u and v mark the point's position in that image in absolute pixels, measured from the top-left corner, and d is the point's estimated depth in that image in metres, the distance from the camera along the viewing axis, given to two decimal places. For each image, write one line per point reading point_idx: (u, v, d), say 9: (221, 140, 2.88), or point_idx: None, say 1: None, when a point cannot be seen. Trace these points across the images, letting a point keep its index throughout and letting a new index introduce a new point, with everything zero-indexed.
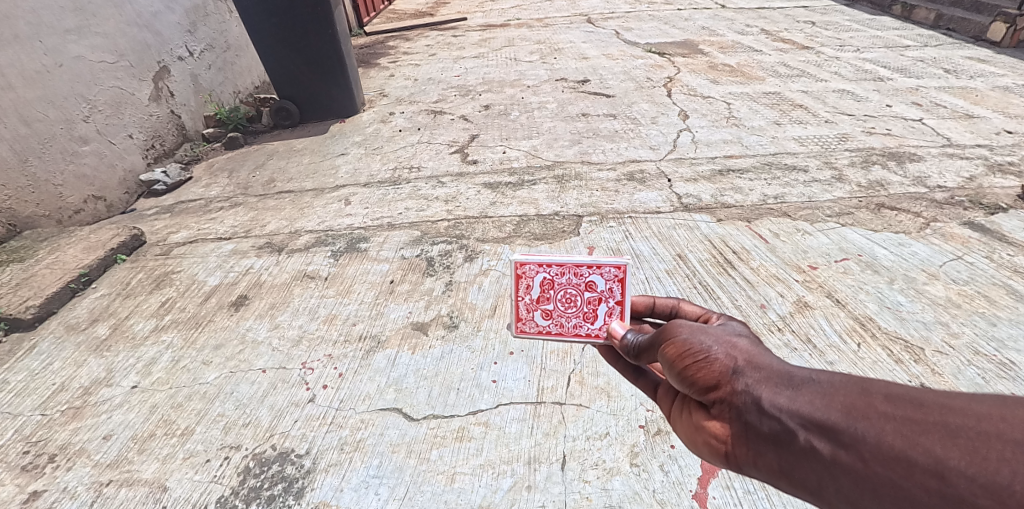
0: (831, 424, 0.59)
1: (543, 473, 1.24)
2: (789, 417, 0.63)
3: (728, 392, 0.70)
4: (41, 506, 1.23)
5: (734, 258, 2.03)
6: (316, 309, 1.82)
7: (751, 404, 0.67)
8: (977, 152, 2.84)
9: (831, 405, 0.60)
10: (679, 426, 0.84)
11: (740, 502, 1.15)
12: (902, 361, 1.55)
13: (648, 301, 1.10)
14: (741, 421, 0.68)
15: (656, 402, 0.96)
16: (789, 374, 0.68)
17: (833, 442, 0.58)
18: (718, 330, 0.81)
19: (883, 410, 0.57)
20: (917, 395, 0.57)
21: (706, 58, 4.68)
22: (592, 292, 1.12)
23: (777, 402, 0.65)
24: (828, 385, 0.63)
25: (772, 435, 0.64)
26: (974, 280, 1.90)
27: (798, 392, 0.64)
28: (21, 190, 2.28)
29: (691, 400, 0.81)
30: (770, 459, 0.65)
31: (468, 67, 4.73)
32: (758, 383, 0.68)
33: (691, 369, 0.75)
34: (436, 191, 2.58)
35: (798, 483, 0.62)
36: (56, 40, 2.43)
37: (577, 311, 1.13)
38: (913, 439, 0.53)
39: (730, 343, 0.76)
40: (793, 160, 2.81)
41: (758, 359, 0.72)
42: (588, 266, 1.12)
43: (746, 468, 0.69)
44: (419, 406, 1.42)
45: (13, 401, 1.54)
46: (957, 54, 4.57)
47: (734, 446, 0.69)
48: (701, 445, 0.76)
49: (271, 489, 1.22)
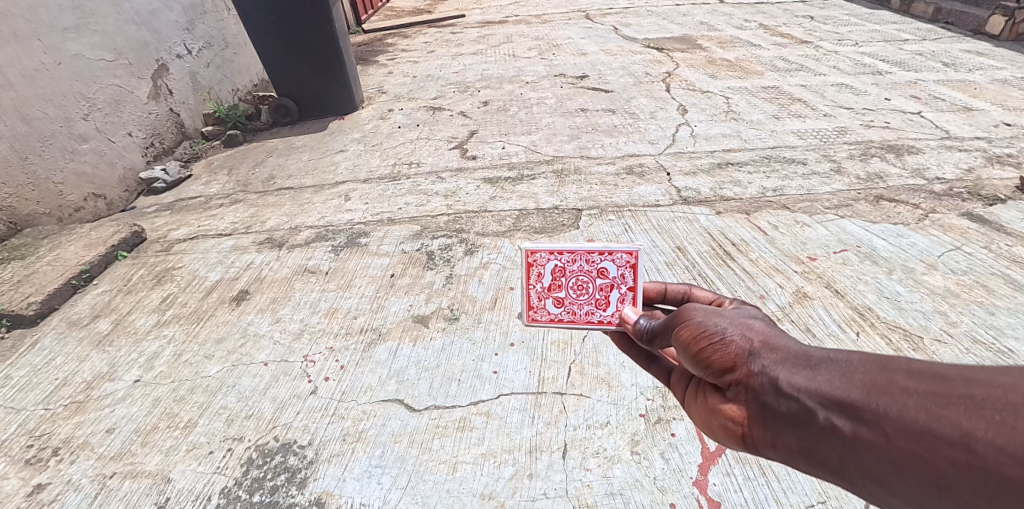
0: (852, 402, 0.60)
1: (544, 462, 1.25)
2: (808, 397, 0.64)
3: (745, 374, 0.72)
4: (45, 499, 1.23)
5: (733, 250, 2.03)
6: (317, 303, 1.82)
7: (768, 385, 0.68)
8: (976, 144, 2.84)
9: (851, 384, 0.61)
10: (693, 411, 0.85)
11: (741, 489, 1.16)
12: (900, 350, 1.56)
13: (660, 288, 1.11)
14: (758, 403, 0.69)
15: (669, 388, 0.97)
16: (807, 355, 0.69)
17: (854, 419, 0.58)
18: (734, 313, 0.82)
19: (904, 386, 0.57)
20: (939, 370, 0.57)
21: (705, 53, 4.68)
22: (603, 279, 1.13)
23: (795, 382, 0.66)
24: (848, 364, 0.64)
25: (791, 415, 0.65)
26: (973, 270, 1.90)
27: (816, 372, 0.65)
28: (21, 188, 2.29)
29: (705, 384, 0.82)
30: (789, 439, 0.65)
31: (467, 64, 4.73)
32: (774, 365, 0.69)
33: (706, 352, 0.76)
34: (436, 187, 2.59)
35: (819, 462, 0.63)
36: (55, 38, 2.44)
37: (588, 298, 1.15)
38: (937, 412, 0.53)
39: (746, 326, 0.77)
40: (792, 153, 2.82)
41: (773, 341, 0.73)
42: (600, 254, 1.14)
43: (763, 450, 0.70)
44: (420, 397, 1.43)
45: (16, 396, 1.55)
46: (956, 47, 4.57)
47: (751, 428, 0.71)
48: (717, 429, 0.78)
49: (274, 479, 1.23)
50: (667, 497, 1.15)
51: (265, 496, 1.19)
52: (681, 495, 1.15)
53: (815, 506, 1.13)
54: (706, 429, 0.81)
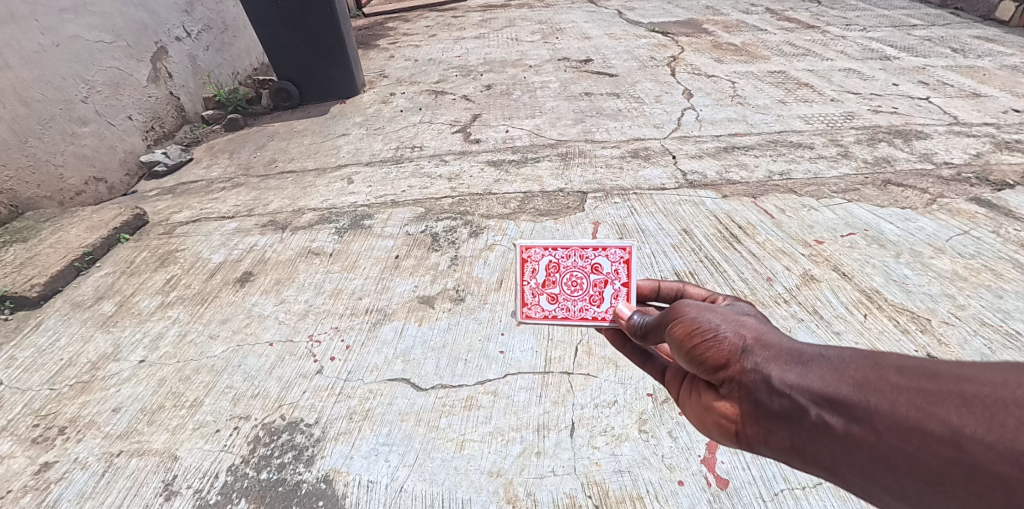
0: (844, 399, 0.59)
1: (552, 440, 1.25)
2: (800, 394, 0.63)
3: (738, 371, 0.70)
4: (53, 477, 1.24)
5: (739, 234, 2.01)
6: (322, 284, 1.82)
7: (760, 382, 0.67)
8: (985, 130, 2.81)
9: (842, 379, 0.60)
10: (688, 407, 0.84)
11: (748, 467, 1.16)
12: (908, 331, 1.56)
13: (654, 285, 1.07)
14: (751, 399, 0.68)
15: (663, 385, 0.94)
16: (799, 351, 0.67)
17: (846, 417, 0.58)
18: (725, 309, 0.80)
19: (895, 382, 0.57)
20: (929, 366, 0.56)
21: (710, 37, 4.62)
22: (597, 274, 1.14)
23: (788, 380, 0.64)
24: (839, 360, 0.63)
25: (784, 412, 0.64)
26: (981, 253, 1.89)
27: (808, 368, 0.64)
28: (21, 171, 2.27)
29: (699, 380, 0.81)
30: (782, 436, 0.65)
31: (469, 48, 4.67)
32: (767, 361, 0.68)
33: (699, 348, 0.74)
34: (439, 170, 2.57)
35: (811, 459, 0.62)
36: (53, 19, 2.40)
37: (582, 294, 1.14)
38: (927, 408, 0.53)
39: (739, 322, 0.75)
40: (798, 137, 2.79)
41: (766, 337, 0.72)
42: (594, 250, 1.16)
43: (757, 446, 0.69)
44: (427, 377, 1.43)
45: (22, 376, 1.55)
46: (965, 33, 4.50)
47: (745, 425, 0.70)
48: (711, 425, 0.76)
49: (281, 457, 1.23)
50: (676, 474, 1.15)
51: (273, 473, 1.19)
52: (689, 472, 1.16)
53: (822, 484, 1.13)
54: (700, 426, 0.80)
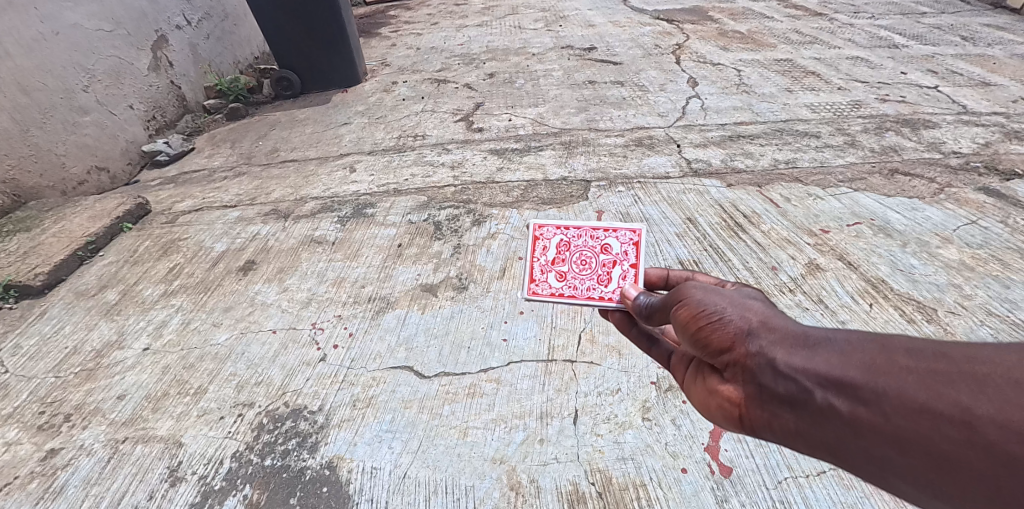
0: (851, 381, 0.58)
1: (555, 427, 1.25)
2: (806, 377, 0.62)
3: (742, 354, 0.69)
4: (58, 463, 1.24)
5: (745, 222, 2.00)
6: (324, 273, 1.81)
7: (766, 365, 0.66)
8: (994, 119, 2.77)
9: (850, 362, 0.59)
10: (692, 392, 0.83)
11: (752, 455, 1.16)
12: (914, 321, 1.54)
13: (663, 274, 1.04)
14: (756, 383, 0.67)
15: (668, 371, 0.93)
16: (805, 335, 0.66)
17: (853, 398, 0.57)
18: (731, 292, 0.78)
19: (904, 364, 0.56)
20: (937, 348, 0.56)
21: (715, 24, 4.56)
22: (606, 255, 1.14)
23: (794, 364, 0.63)
24: (847, 343, 0.62)
25: (789, 396, 0.63)
26: (988, 243, 1.86)
27: (814, 352, 0.63)
28: (24, 160, 2.26)
29: (704, 364, 0.80)
30: (786, 420, 0.64)
31: (471, 36, 4.62)
32: (773, 345, 0.67)
33: (704, 331, 0.73)
34: (441, 158, 2.55)
35: (815, 442, 0.61)
36: (51, 7, 2.38)
37: (591, 273, 1.13)
38: (936, 390, 0.52)
39: (744, 305, 0.73)
40: (804, 126, 2.75)
41: (772, 320, 0.70)
42: (605, 232, 1.18)
43: (760, 431, 0.69)
44: (430, 364, 1.43)
45: (28, 364, 1.56)
46: (975, 21, 4.42)
47: (749, 409, 0.69)
48: (714, 410, 0.75)
49: (285, 444, 1.24)
50: (679, 462, 1.15)
51: (277, 460, 1.20)
52: (693, 460, 1.15)
53: (826, 472, 1.12)
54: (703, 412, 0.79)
